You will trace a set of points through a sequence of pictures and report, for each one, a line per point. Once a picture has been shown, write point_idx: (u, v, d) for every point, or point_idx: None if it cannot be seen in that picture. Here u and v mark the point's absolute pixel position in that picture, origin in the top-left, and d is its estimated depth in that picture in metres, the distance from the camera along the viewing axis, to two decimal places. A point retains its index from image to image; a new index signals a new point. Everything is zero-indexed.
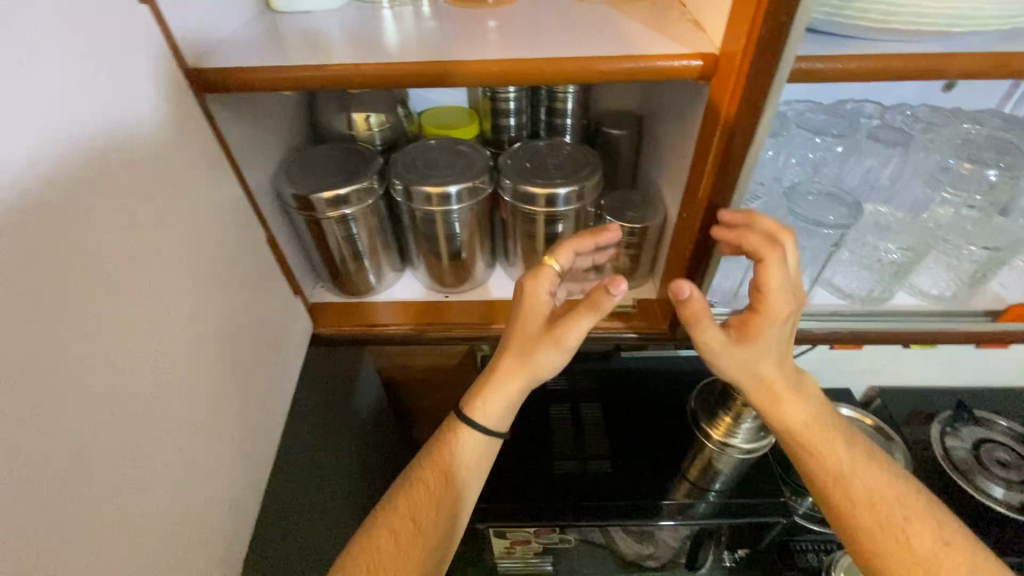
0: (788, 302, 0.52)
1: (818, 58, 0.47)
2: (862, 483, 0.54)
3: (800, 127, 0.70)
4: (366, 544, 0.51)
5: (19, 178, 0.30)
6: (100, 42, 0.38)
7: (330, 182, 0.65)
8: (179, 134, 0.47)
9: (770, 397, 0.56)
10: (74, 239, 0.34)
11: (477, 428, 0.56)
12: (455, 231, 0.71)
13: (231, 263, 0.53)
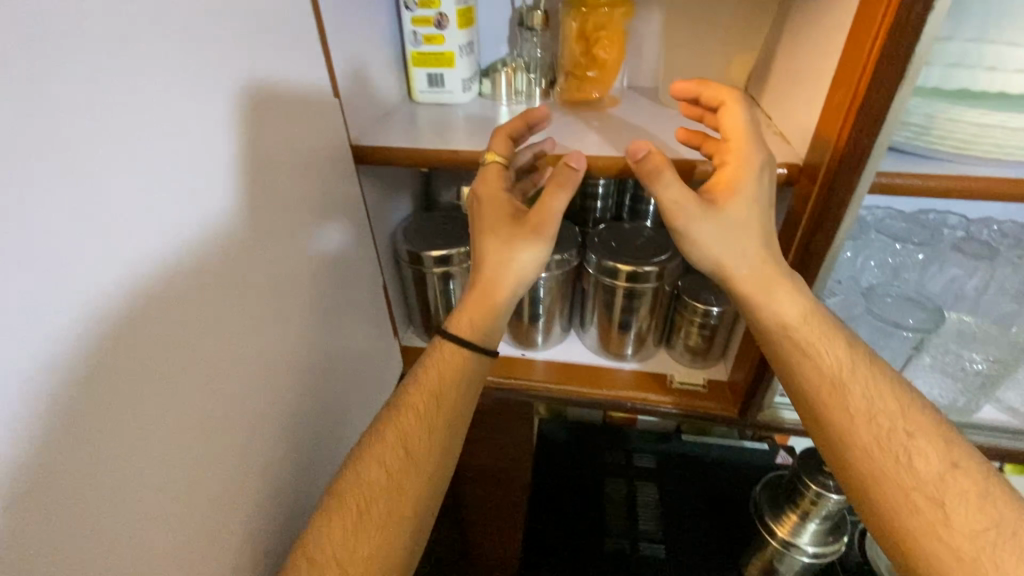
0: (756, 141, 0.52)
1: (898, 176, 0.51)
2: (855, 391, 0.51)
3: (879, 232, 0.72)
4: (355, 474, 0.51)
5: (212, 220, 0.41)
6: (284, 126, 0.50)
7: (436, 242, 0.74)
8: (330, 195, 0.58)
9: (761, 283, 0.52)
10: (239, 270, 0.44)
11: (462, 343, 0.56)
12: (538, 296, 0.78)
13: (342, 301, 0.62)
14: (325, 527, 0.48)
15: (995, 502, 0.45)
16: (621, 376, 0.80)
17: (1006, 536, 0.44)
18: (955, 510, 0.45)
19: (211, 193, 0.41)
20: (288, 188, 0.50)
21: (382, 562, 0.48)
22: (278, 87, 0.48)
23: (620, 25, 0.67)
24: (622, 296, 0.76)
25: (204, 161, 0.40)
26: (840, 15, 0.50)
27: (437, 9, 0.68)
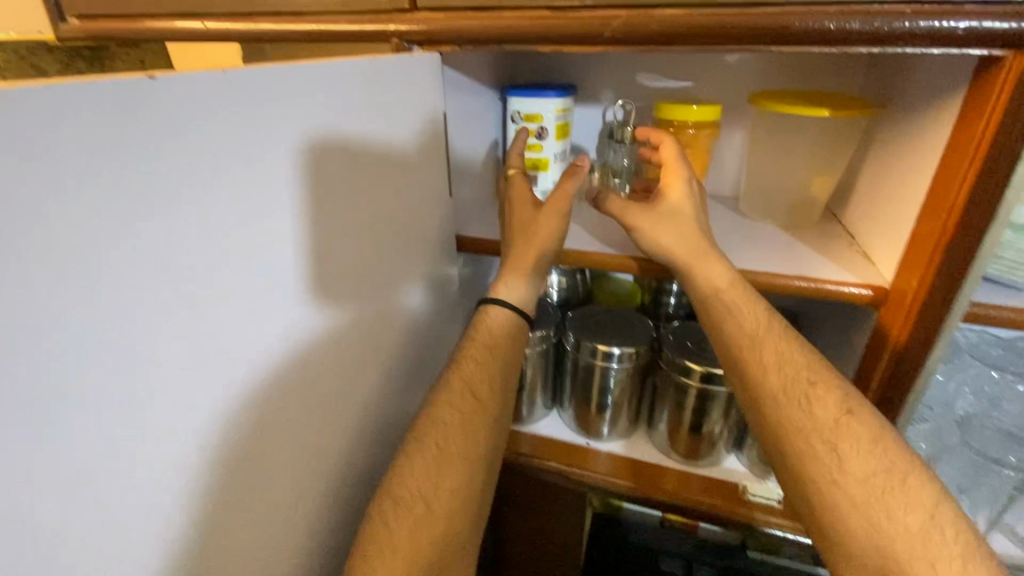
0: (681, 160, 0.65)
1: (995, 306, 0.51)
2: (768, 348, 0.58)
3: (974, 358, 0.69)
4: (430, 421, 0.57)
5: (352, 282, 0.48)
6: (416, 207, 0.58)
7: None
8: (434, 267, 0.66)
9: (696, 257, 0.61)
10: (361, 325, 0.51)
11: (503, 304, 0.64)
12: (608, 386, 0.78)
13: (431, 364, 0.68)
14: (409, 465, 0.55)
15: (885, 448, 0.52)
16: (689, 480, 0.77)
17: (897, 482, 0.50)
18: (848, 454, 0.52)
19: (348, 277, 0.47)
20: (407, 257, 0.58)
21: (460, 493, 0.55)
22: (410, 188, 0.56)
23: (705, 144, 0.73)
24: (695, 396, 0.75)
25: (348, 250, 0.47)
26: (925, 154, 0.53)
27: (539, 123, 0.78)
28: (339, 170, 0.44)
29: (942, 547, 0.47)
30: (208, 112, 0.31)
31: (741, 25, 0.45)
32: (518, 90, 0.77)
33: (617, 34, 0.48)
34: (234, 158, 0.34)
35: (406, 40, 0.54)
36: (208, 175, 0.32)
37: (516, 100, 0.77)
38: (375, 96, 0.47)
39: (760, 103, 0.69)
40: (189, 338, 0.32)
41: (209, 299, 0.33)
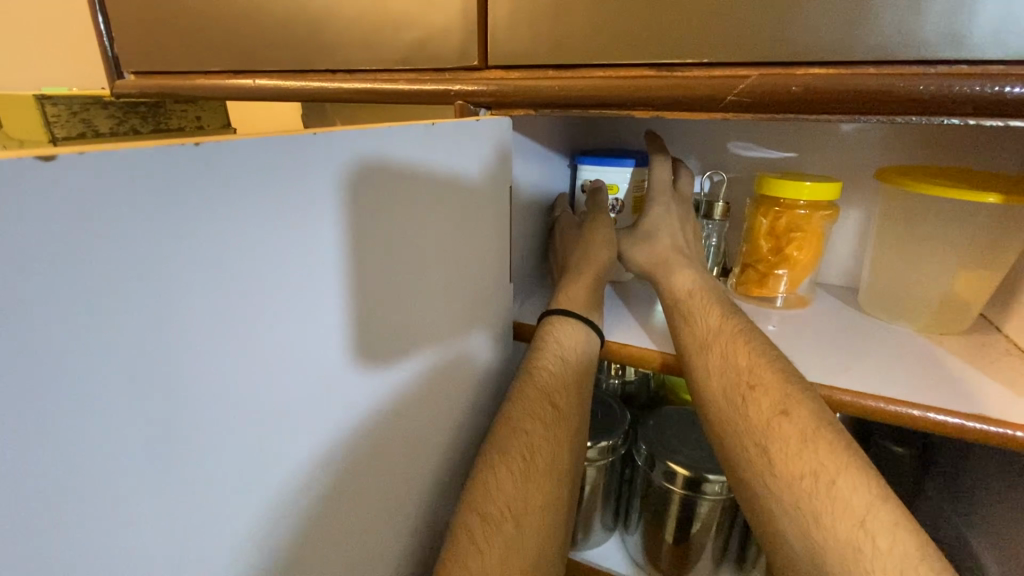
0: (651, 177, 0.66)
1: None
2: (716, 349, 0.50)
3: None
4: (510, 430, 0.47)
5: (405, 339, 0.38)
6: (487, 247, 0.49)
7: None
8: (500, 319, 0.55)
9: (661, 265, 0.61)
10: (413, 398, 0.40)
11: (575, 315, 0.56)
12: (688, 518, 0.62)
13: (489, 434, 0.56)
14: (492, 483, 0.44)
15: (815, 449, 0.41)
16: None
17: (825, 486, 0.39)
18: (780, 457, 0.42)
19: (396, 368, 0.38)
20: (472, 307, 0.48)
21: (550, 516, 0.46)
22: (481, 259, 0.48)
23: (819, 226, 0.61)
24: None
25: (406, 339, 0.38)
26: None
27: (613, 194, 0.69)
28: (406, 249, 0.36)
29: (873, 561, 0.36)
30: (252, 179, 0.24)
31: (925, 89, 0.33)
32: (589, 157, 0.69)
33: (742, 101, 0.38)
34: (278, 238, 0.26)
35: (472, 101, 0.46)
36: (243, 264, 0.24)
37: (586, 168, 0.69)
38: (446, 166, 0.39)
39: (892, 181, 0.57)
40: (193, 472, 0.23)
41: (225, 418, 0.25)
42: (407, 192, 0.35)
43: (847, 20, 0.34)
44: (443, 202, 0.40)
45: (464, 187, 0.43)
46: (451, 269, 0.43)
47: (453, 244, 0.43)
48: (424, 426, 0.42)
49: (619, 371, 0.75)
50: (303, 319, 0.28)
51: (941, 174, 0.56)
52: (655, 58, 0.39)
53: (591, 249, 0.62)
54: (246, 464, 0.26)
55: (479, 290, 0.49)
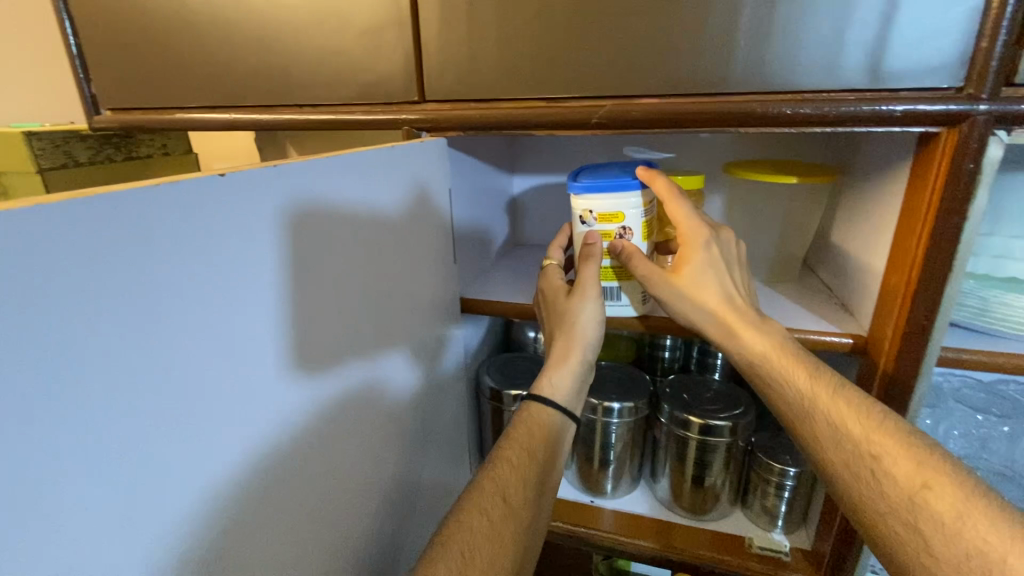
0: (697, 225, 0.60)
1: (965, 350, 0.55)
2: (819, 416, 0.54)
3: (958, 401, 0.73)
4: (457, 524, 0.48)
5: (330, 312, 0.45)
6: (397, 243, 0.56)
7: (516, 383, 0.83)
8: (418, 305, 0.62)
9: (723, 328, 0.60)
10: (345, 360, 0.48)
11: (547, 401, 0.60)
12: (610, 441, 0.80)
13: (412, 407, 0.62)
14: None
15: (973, 524, 0.42)
16: (697, 533, 0.77)
17: (999, 569, 0.39)
18: (936, 537, 0.43)
19: (322, 340, 0.44)
20: (388, 293, 0.55)
21: None
22: (389, 269, 0.55)
23: None
24: (694, 448, 0.77)
25: (320, 345, 0.44)
26: (882, 214, 0.59)
27: (620, 222, 0.63)
28: (336, 253, 0.45)
29: None
30: (193, 220, 0.31)
31: (714, 110, 0.51)
32: (606, 184, 0.62)
33: (606, 119, 0.54)
34: (207, 272, 0.32)
35: (415, 126, 0.61)
36: (166, 330, 0.30)
37: (594, 200, 0.63)
38: (352, 176, 0.47)
39: (731, 171, 0.76)
40: (161, 489, 0.30)
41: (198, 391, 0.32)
42: (299, 222, 0.41)
43: (658, 64, 0.51)
44: (341, 224, 0.46)
45: (360, 208, 0.48)
46: (379, 272, 0.53)
47: (369, 235, 0.50)
48: (354, 413, 0.50)
49: None
50: (219, 361, 0.34)
51: (768, 165, 0.76)
52: (545, 94, 0.55)
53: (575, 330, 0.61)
54: (199, 485, 0.33)
55: (391, 296, 0.56)
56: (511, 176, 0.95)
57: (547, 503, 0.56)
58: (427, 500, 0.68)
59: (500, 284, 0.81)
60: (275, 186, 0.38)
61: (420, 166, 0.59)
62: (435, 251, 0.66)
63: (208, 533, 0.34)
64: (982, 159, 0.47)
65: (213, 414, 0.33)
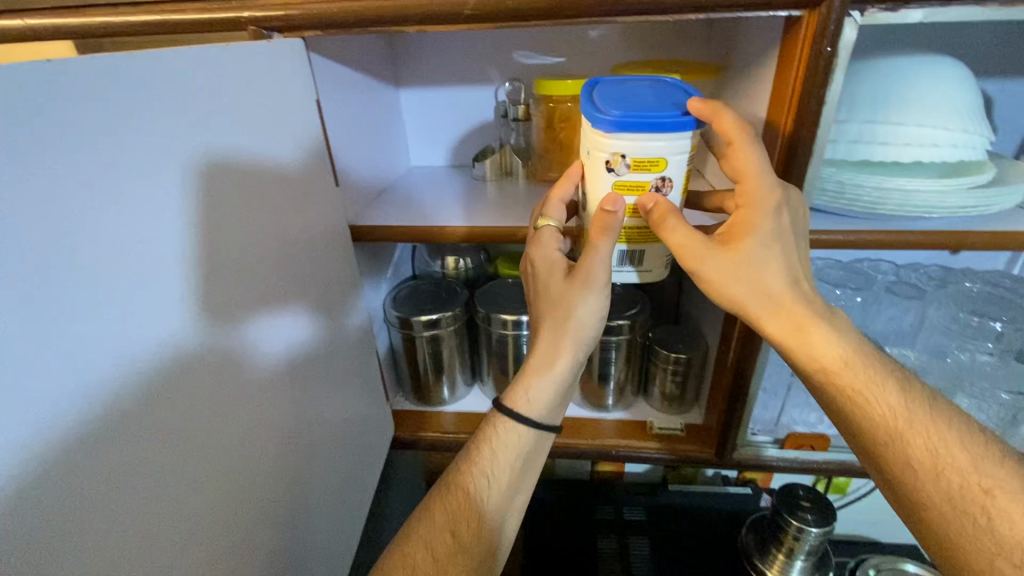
0: (771, 187, 0.51)
1: (822, 231, 0.60)
2: (916, 442, 0.50)
3: (821, 279, 0.82)
4: (399, 559, 0.51)
5: (203, 234, 0.41)
6: (272, 161, 0.51)
7: (425, 308, 0.82)
8: (307, 231, 0.58)
9: (795, 326, 0.54)
10: (228, 289, 0.44)
11: (523, 421, 0.57)
12: (522, 353, 0.83)
13: (311, 339, 0.60)
14: None
15: None
16: (606, 425, 0.84)
17: None
18: None
19: (194, 269, 0.40)
20: (268, 219, 0.50)
21: None
22: (254, 198, 0.48)
23: None
24: (600, 349, 0.81)
25: (170, 287, 0.38)
26: (756, 106, 0.61)
27: (660, 171, 0.51)
28: (195, 169, 0.40)
29: None
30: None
31: None
32: (647, 118, 0.48)
33: (480, 11, 0.50)
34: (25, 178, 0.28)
35: (263, 26, 0.53)
36: None
37: (630, 138, 0.49)
38: (197, 80, 0.41)
39: (619, 73, 0.74)
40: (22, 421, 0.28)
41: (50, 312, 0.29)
42: (131, 133, 0.35)
43: None
44: (183, 138, 0.39)
45: (198, 121, 0.41)
46: (254, 194, 0.48)
47: (235, 151, 0.45)
48: (231, 358, 0.45)
49: (458, 262, 0.93)
50: (61, 283, 0.30)
51: (654, 64, 0.76)
52: None
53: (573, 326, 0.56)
54: (63, 427, 0.30)
55: (259, 228, 0.49)
56: (397, 91, 0.87)
57: (509, 522, 0.58)
58: (337, 435, 0.66)
59: (398, 208, 0.77)
60: (42, 87, 0.29)
61: (280, 74, 0.52)
62: (317, 172, 0.61)
63: (96, 472, 0.32)
64: (838, 42, 0.49)
65: (77, 338, 0.30)
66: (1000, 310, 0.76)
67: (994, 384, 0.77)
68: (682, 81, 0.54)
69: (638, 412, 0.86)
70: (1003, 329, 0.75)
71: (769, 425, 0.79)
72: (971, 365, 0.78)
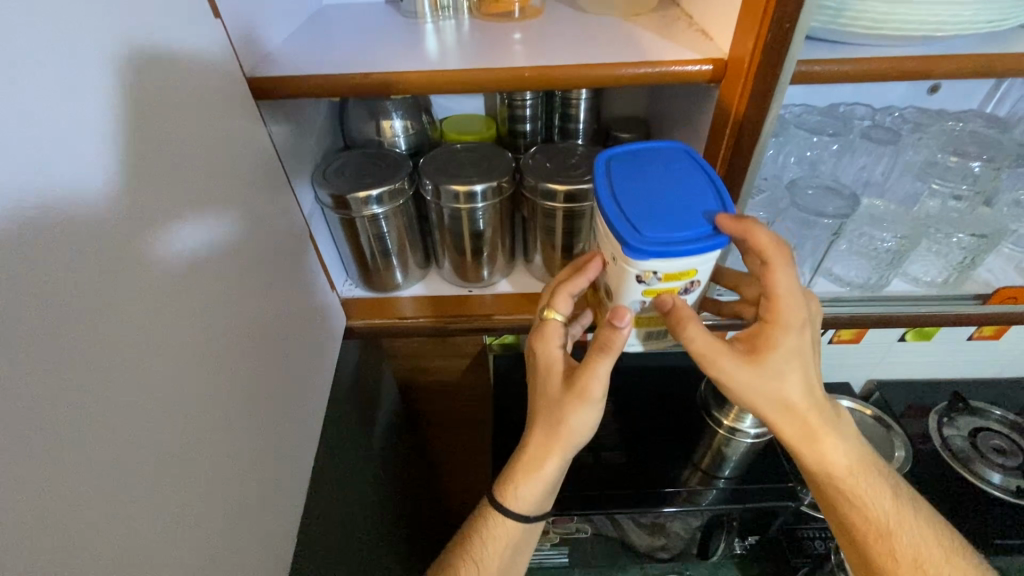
0: (800, 309, 0.54)
1: (817, 62, 0.52)
2: (902, 540, 0.59)
3: (798, 127, 0.74)
4: None
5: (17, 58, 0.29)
6: None
7: (362, 183, 0.71)
8: (191, 81, 0.45)
9: (807, 437, 0.59)
10: (83, 144, 0.34)
11: (512, 516, 0.58)
12: (478, 228, 0.75)
13: (230, 225, 0.50)
14: None
15: None
16: None
17: None
18: None
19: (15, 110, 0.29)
20: (123, 56, 0.38)
21: None
22: (74, 21, 0.33)
23: None
24: (562, 218, 0.74)
25: None
26: None
27: (690, 277, 0.52)
28: None
29: None
30: None
31: None
32: (680, 247, 0.48)
33: None
34: None
35: None
36: None
37: (664, 261, 0.49)
38: None
39: None
40: None
41: None
42: None
43: None
44: None
45: None
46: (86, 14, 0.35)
47: None
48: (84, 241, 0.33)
49: (396, 128, 0.80)
50: None
51: None
52: None
53: (565, 432, 0.55)
54: None
55: (90, 63, 0.35)
56: None
57: None
58: (275, 333, 0.59)
59: (311, 56, 0.62)
60: None
61: None
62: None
63: None
64: None
65: None
66: (982, 150, 0.71)
67: (956, 228, 0.76)
68: (715, 179, 0.53)
69: None
70: (979, 169, 0.72)
71: None
72: (937, 212, 0.77)
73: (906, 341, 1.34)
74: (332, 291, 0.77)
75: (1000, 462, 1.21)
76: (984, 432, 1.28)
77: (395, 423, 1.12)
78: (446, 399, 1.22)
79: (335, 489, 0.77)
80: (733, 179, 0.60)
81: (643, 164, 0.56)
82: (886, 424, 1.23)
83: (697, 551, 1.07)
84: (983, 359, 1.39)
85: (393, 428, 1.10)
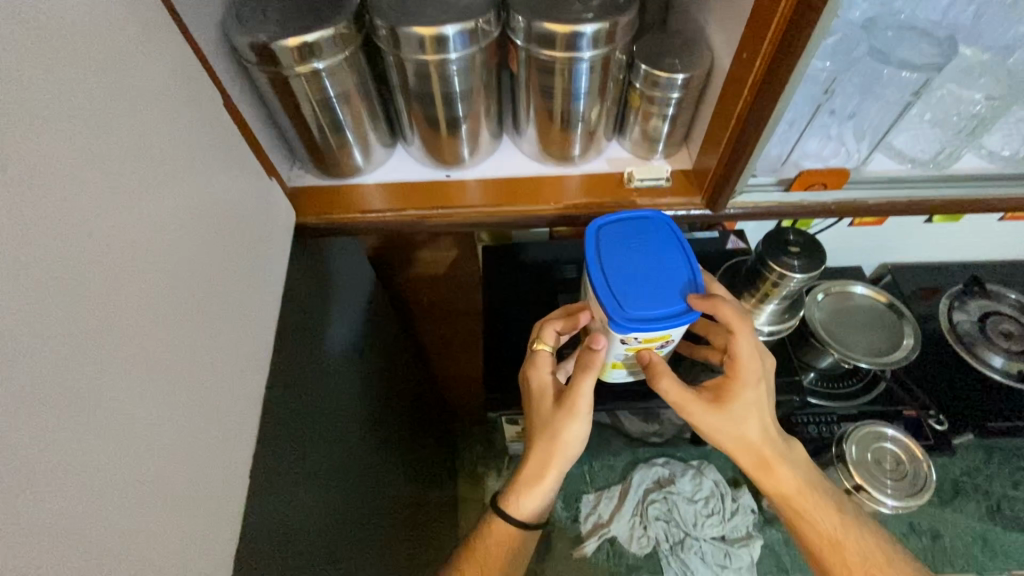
0: (756, 366, 0.61)
1: None
2: (852, 552, 0.65)
3: None
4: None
5: None
6: None
7: (294, 28, 0.52)
8: None
9: (762, 466, 0.65)
10: None
11: (512, 518, 0.71)
12: (455, 90, 0.58)
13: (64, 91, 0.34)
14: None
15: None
16: (570, 183, 0.65)
17: None
18: None
19: None
20: None
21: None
22: None
23: None
24: (562, 75, 0.57)
25: None
26: None
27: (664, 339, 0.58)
28: None
29: None
30: None
31: None
32: (659, 325, 0.53)
33: None
34: None
35: None
36: None
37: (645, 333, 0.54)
38: None
39: None
40: None
41: None
42: None
43: None
44: None
45: None
46: None
47: None
48: None
49: None
50: None
51: None
52: None
53: (558, 441, 0.66)
54: None
55: None
56: None
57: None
58: (185, 232, 0.45)
59: None
60: None
61: None
62: None
63: None
64: None
65: None
66: None
67: None
68: (686, 253, 0.58)
69: (619, 164, 0.67)
70: None
71: (773, 164, 0.62)
72: None
73: (933, 222, 1.22)
74: (272, 180, 0.62)
75: (1005, 346, 1.13)
76: (994, 316, 1.18)
77: (382, 317, 1.05)
78: (433, 291, 1.13)
79: (314, 396, 0.70)
80: (806, 12, 0.42)
81: (623, 238, 0.59)
82: (898, 310, 1.16)
83: (689, 436, 1.07)
84: (1009, 239, 1.29)
85: (380, 322, 1.03)
